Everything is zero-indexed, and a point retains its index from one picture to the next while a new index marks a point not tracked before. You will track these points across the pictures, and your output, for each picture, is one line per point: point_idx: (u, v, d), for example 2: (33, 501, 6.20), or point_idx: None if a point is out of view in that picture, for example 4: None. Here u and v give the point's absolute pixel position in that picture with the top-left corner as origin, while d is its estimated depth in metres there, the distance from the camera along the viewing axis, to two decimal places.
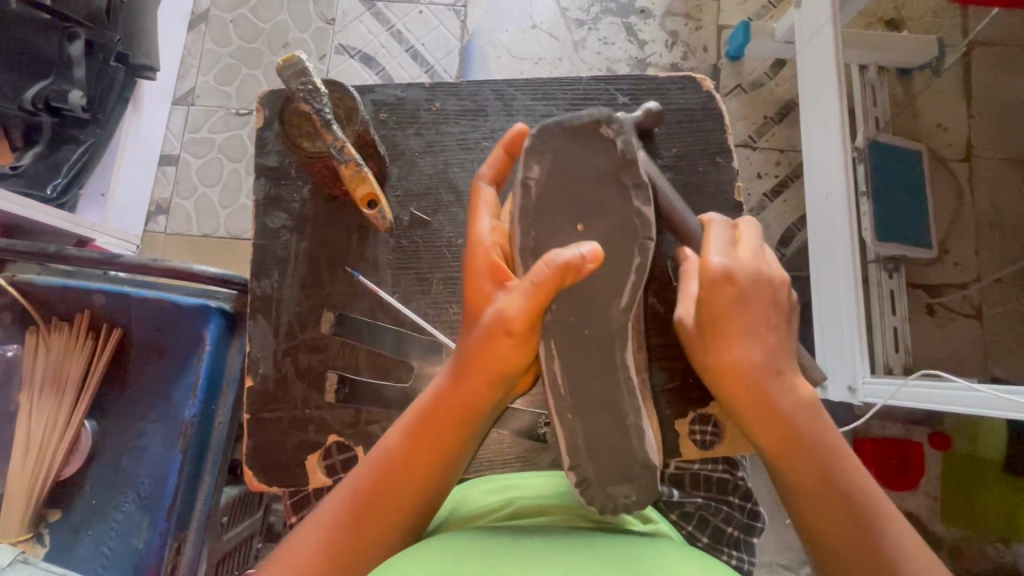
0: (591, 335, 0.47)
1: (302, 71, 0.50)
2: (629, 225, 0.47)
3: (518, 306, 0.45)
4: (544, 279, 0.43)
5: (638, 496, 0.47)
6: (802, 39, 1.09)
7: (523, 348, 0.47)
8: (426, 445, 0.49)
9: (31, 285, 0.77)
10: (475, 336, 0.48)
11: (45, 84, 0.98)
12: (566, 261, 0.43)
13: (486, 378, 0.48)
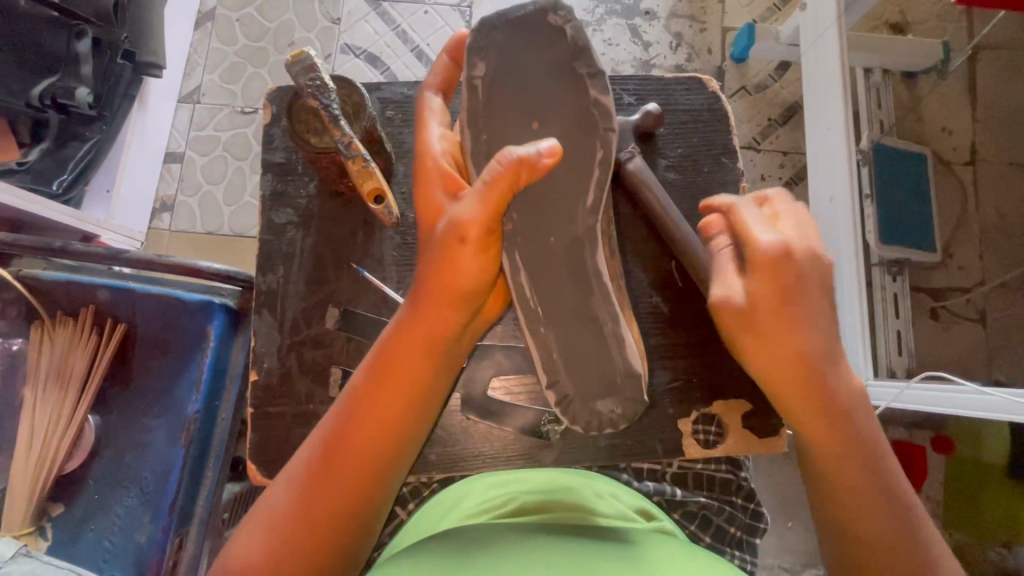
0: (557, 241, 0.52)
1: (310, 68, 0.51)
2: (589, 127, 0.52)
3: (473, 210, 0.47)
4: (499, 176, 0.45)
5: (622, 407, 0.53)
6: (806, 42, 1.09)
7: (482, 253, 0.48)
8: (393, 373, 0.49)
9: (37, 280, 0.77)
10: (430, 248, 0.49)
11: (52, 81, 0.99)
12: (520, 157, 0.45)
13: (444, 296, 0.48)
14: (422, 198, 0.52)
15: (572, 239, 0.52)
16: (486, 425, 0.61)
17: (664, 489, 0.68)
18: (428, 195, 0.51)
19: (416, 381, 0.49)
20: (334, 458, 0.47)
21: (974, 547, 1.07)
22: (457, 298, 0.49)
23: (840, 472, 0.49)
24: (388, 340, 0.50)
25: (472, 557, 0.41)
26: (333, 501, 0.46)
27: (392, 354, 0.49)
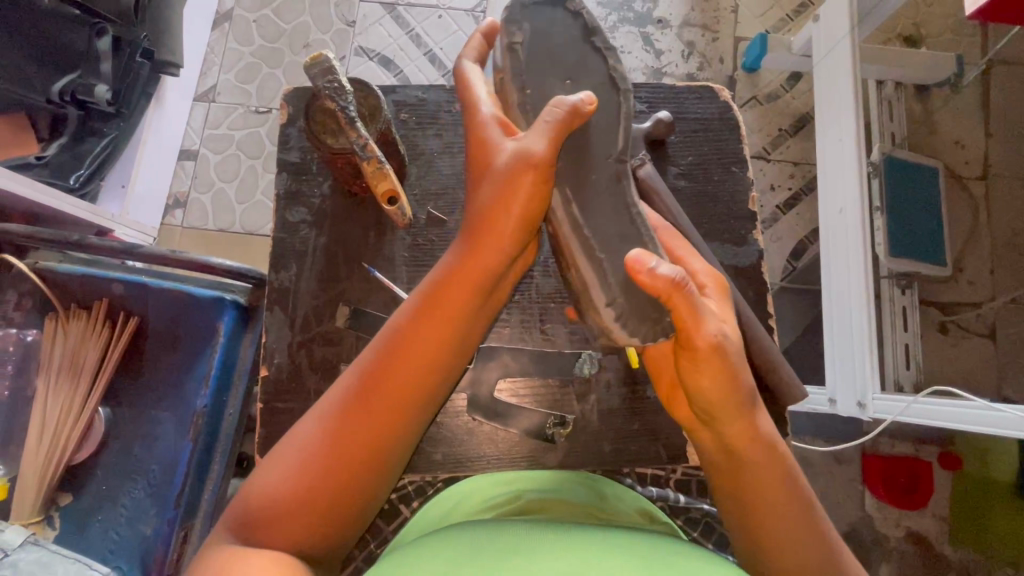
0: (597, 178, 0.47)
1: (328, 70, 0.52)
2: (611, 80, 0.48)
3: (534, 148, 0.45)
4: (558, 118, 0.44)
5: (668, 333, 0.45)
6: (818, 54, 1.09)
7: (539, 190, 0.46)
8: (439, 315, 0.47)
9: (53, 272, 0.79)
10: (486, 189, 0.47)
11: (72, 78, 1.01)
12: (575, 103, 0.44)
13: (495, 238, 0.47)
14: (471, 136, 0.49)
15: (611, 178, 0.47)
16: (491, 426, 0.62)
17: (668, 495, 0.68)
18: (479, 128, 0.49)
19: (454, 328, 0.48)
20: (365, 406, 0.45)
21: (978, 564, 1.06)
22: (506, 242, 0.47)
23: (758, 485, 0.47)
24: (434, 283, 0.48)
25: (480, 552, 0.42)
26: (365, 442, 0.45)
27: (438, 296, 0.47)
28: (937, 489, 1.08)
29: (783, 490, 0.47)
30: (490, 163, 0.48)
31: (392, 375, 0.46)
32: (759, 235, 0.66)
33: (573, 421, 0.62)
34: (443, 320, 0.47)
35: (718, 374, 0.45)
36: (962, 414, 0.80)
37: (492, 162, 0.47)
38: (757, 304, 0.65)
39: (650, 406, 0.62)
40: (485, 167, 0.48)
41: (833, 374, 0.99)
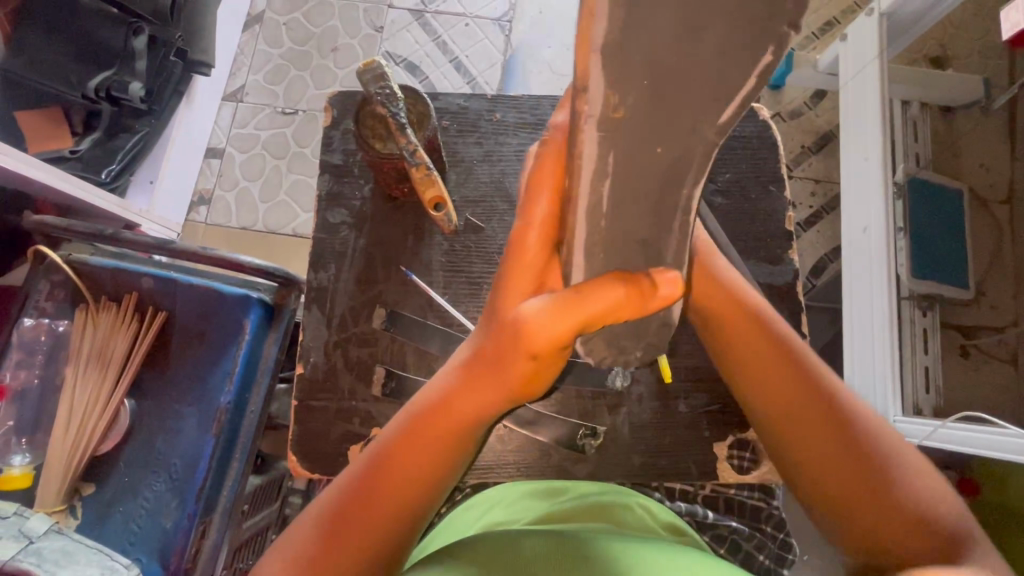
0: (663, 153, 0.31)
1: (381, 76, 0.53)
2: None
3: (547, 324, 0.38)
4: (604, 307, 0.37)
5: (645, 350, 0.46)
6: (845, 74, 1.09)
7: (541, 369, 0.41)
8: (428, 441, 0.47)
9: (85, 264, 0.80)
10: (497, 338, 0.42)
11: (107, 75, 1.03)
12: (645, 293, 0.37)
13: (498, 395, 0.44)
14: (512, 246, 0.41)
15: (682, 156, 0.31)
16: (520, 434, 0.62)
17: (696, 510, 0.68)
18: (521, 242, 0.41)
19: (460, 442, 0.47)
20: (374, 497, 0.47)
21: None
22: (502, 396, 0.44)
23: (806, 435, 0.49)
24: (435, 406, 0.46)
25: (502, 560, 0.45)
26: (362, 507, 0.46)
27: (432, 423, 0.47)
28: None
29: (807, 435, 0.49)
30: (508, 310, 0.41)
31: (385, 478, 0.47)
32: (795, 253, 0.66)
33: (604, 432, 0.62)
34: (431, 447, 0.47)
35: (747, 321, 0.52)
36: (973, 438, 0.80)
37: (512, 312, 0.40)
38: (791, 321, 0.65)
39: (681, 419, 0.62)
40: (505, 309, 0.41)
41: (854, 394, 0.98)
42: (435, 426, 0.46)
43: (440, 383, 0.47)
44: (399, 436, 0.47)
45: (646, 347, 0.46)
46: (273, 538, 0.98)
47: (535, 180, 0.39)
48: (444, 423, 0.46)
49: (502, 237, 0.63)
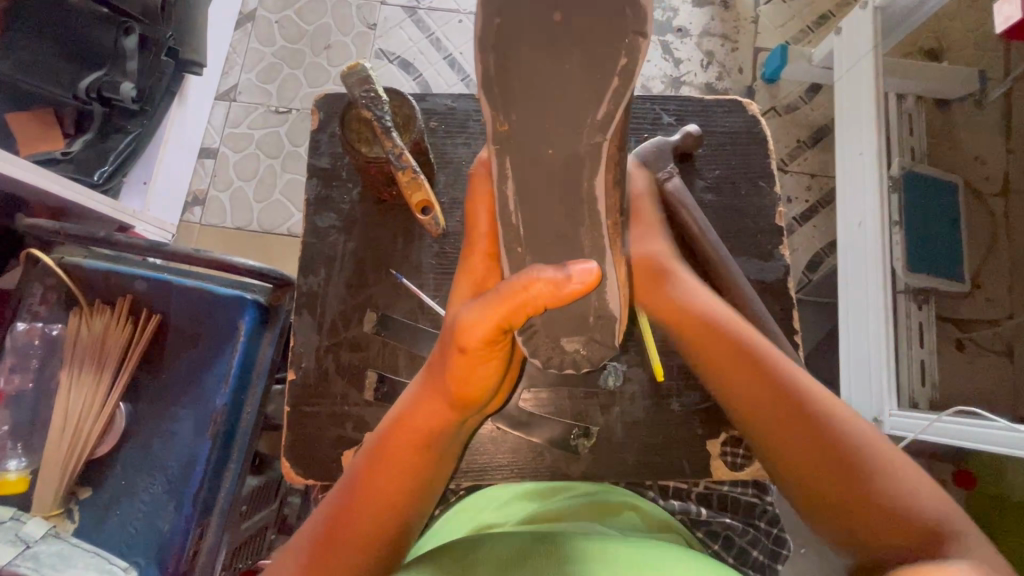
0: (554, 155, 0.39)
1: (364, 80, 0.53)
2: (619, 16, 0.36)
3: (477, 321, 0.42)
4: (513, 298, 0.39)
5: (589, 350, 0.42)
6: (839, 69, 1.09)
7: (475, 361, 0.45)
8: (396, 455, 0.50)
9: (79, 267, 0.80)
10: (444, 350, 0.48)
11: (98, 75, 1.03)
12: (545, 283, 0.38)
13: (449, 398, 0.49)
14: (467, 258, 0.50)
15: (570, 157, 0.39)
16: (513, 436, 0.62)
17: (689, 508, 0.68)
18: (473, 250, 0.49)
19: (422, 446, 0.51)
20: (365, 503, 0.49)
21: None
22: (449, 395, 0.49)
23: (775, 409, 0.51)
24: (401, 419, 0.51)
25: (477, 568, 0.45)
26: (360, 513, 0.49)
27: (397, 439, 0.51)
28: None
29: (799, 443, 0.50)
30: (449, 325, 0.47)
31: (372, 485, 0.50)
32: (786, 251, 0.66)
33: (596, 432, 0.62)
34: (404, 456, 0.50)
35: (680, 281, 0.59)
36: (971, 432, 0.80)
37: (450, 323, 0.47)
38: (783, 319, 0.65)
39: (674, 419, 0.62)
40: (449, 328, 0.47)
41: (848, 386, 0.99)
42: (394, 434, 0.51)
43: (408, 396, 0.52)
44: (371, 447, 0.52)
45: (589, 345, 0.43)
46: (272, 537, 0.98)
47: (473, 204, 0.48)
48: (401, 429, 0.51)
49: None
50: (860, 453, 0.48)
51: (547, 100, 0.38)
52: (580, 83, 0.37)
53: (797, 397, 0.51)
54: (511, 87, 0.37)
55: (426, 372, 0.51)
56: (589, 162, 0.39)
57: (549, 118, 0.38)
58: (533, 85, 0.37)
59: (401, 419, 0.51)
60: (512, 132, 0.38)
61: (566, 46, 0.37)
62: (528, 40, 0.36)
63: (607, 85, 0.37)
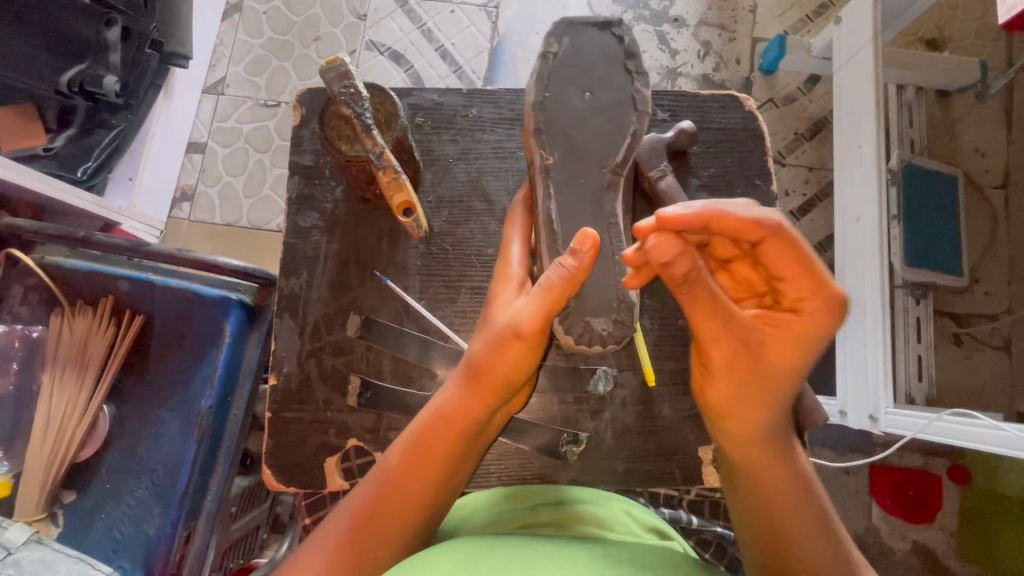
0: (585, 185, 0.52)
1: (345, 74, 0.51)
2: (629, 101, 0.53)
3: (530, 313, 0.47)
4: (554, 283, 0.46)
5: (613, 329, 0.51)
6: (839, 60, 1.06)
7: (526, 348, 0.48)
8: (432, 446, 0.50)
9: (60, 267, 0.78)
10: (487, 340, 0.49)
11: (81, 69, 0.99)
12: (565, 262, 0.45)
13: (491, 389, 0.49)
14: (496, 282, 0.54)
15: (598, 187, 0.52)
16: (501, 441, 0.61)
17: (681, 516, 0.67)
18: (503, 278, 0.54)
19: (467, 436, 0.51)
20: (396, 503, 0.48)
21: None
22: (497, 387, 0.49)
23: (763, 463, 0.49)
24: (440, 413, 0.50)
25: (485, 564, 0.40)
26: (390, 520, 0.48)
27: (436, 428, 0.50)
28: (945, 502, 1.08)
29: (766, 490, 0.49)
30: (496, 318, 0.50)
31: (404, 485, 0.49)
32: None
33: (586, 438, 0.61)
34: (438, 449, 0.50)
35: (744, 386, 0.47)
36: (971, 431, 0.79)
37: (497, 319, 0.49)
38: None
39: (665, 423, 0.61)
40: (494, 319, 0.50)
41: (844, 383, 0.98)
42: (436, 433, 0.50)
43: (445, 392, 0.51)
44: (407, 443, 0.50)
45: (611, 325, 0.51)
46: (264, 537, 0.97)
47: (505, 237, 0.56)
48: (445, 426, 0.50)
49: (481, 239, 0.63)
50: (819, 510, 0.48)
51: (577, 150, 0.52)
52: (600, 142, 0.52)
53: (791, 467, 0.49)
54: (554, 139, 0.52)
55: (463, 365, 0.51)
56: (610, 188, 0.52)
57: (579, 159, 0.52)
58: (570, 141, 0.52)
59: (441, 413, 0.50)
60: (554, 167, 0.52)
61: (591, 116, 0.52)
62: (565, 107, 0.52)
63: (621, 139, 0.52)
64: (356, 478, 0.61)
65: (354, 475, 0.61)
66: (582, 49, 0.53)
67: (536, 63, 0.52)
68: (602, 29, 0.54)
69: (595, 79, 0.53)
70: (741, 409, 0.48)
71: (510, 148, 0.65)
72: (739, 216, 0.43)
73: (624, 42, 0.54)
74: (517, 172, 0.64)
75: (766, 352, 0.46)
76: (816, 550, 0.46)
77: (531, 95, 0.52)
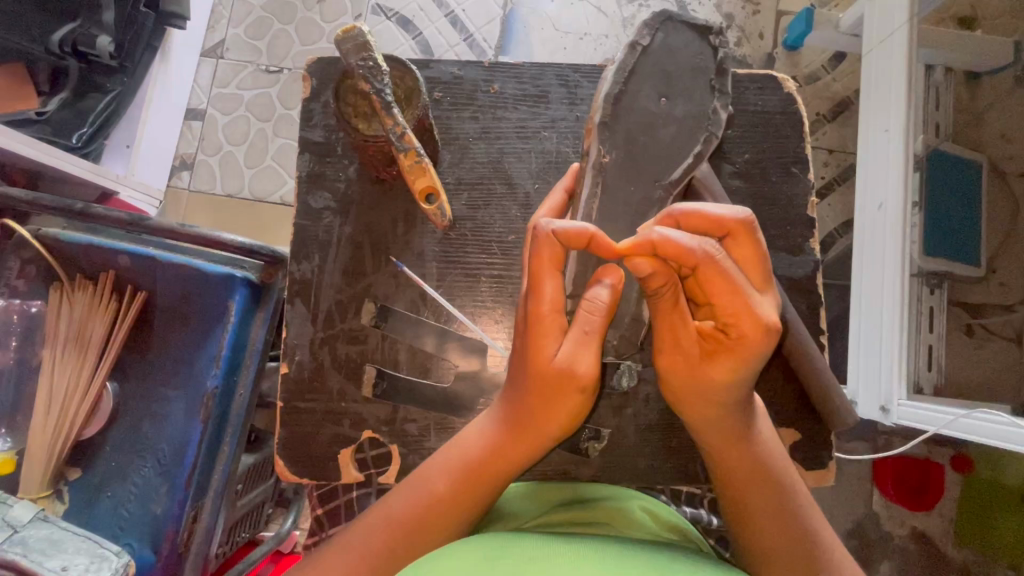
0: (630, 186, 0.51)
1: (363, 46, 0.48)
2: (703, 114, 0.52)
3: (587, 361, 0.44)
4: (598, 325, 0.43)
5: (618, 340, 0.54)
6: (871, 39, 1.01)
7: (583, 403, 0.46)
8: (472, 480, 0.49)
9: (57, 240, 0.76)
10: (527, 388, 0.46)
11: (72, 28, 0.93)
12: (605, 302, 0.43)
13: (529, 436, 0.48)
14: (531, 326, 0.44)
15: (641, 188, 0.51)
16: None
17: (702, 517, 0.69)
18: (539, 322, 0.44)
19: (516, 473, 0.50)
20: (430, 526, 0.48)
21: (982, 566, 1.06)
22: (545, 440, 0.48)
23: (745, 450, 0.48)
24: (480, 451, 0.49)
25: (507, 563, 0.38)
26: (417, 538, 0.47)
27: (473, 467, 0.49)
28: (948, 491, 1.08)
29: (753, 475, 0.48)
30: (532, 366, 0.45)
31: (433, 513, 0.48)
32: (816, 244, 0.62)
33: (608, 435, 0.60)
34: (475, 482, 0.49)
35: (699, 396, 0.44)
36: (992, 429, 0.78)
37: (534, 369, 0.45)
38: (808, 317, 0.62)
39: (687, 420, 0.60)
40: (527, 364, 0.45)
41: (856, 375, 0.96)
42: (484, 475, 0.49)
43: (483, 428, 0.50)
44: (447, 475, 0.49)
45: (619, 337, 0.54)
46: (269, 512, 0.97)
47: (535, 270, 0.43)
48: (493, 469, 0.49)
49: (501, 225, 0.60)
50: (790, 499, 0.48)
51: (634, 146, 0.51)
52: (664, 150, 0.51)
53: (769, 453, 0.49)
54: (618, 137, 0.51)
55: (500, 405, 0.49)
56: (655, 200, 0.51)
57: (636, 161, 0.51)
58: (626, 144, 0.51)
59: (481, 450, 0.49)
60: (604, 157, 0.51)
61: (658, 117, 0.51)
62: (638, 108, 0.51)
63: (683, 156, 0.51)
64: (371, 469, 0.61)
65: (369, 466, 0.60)
66: (673, 51, 0.52)
67: (623, 53, 0.51)
68: (700, 35, 0.52)
69: (675, 85, 0.52)
70: (699, 408, 0.45)
71: (534, 127, 0.61)
72: (676, 242, 0.38)
73: (719, 55, 0.52)
74: (540, 154, 0.61)
75: (712, 373, 0.42)
76: (797, 541, 0.47)
77: (607, 85, 0.51)
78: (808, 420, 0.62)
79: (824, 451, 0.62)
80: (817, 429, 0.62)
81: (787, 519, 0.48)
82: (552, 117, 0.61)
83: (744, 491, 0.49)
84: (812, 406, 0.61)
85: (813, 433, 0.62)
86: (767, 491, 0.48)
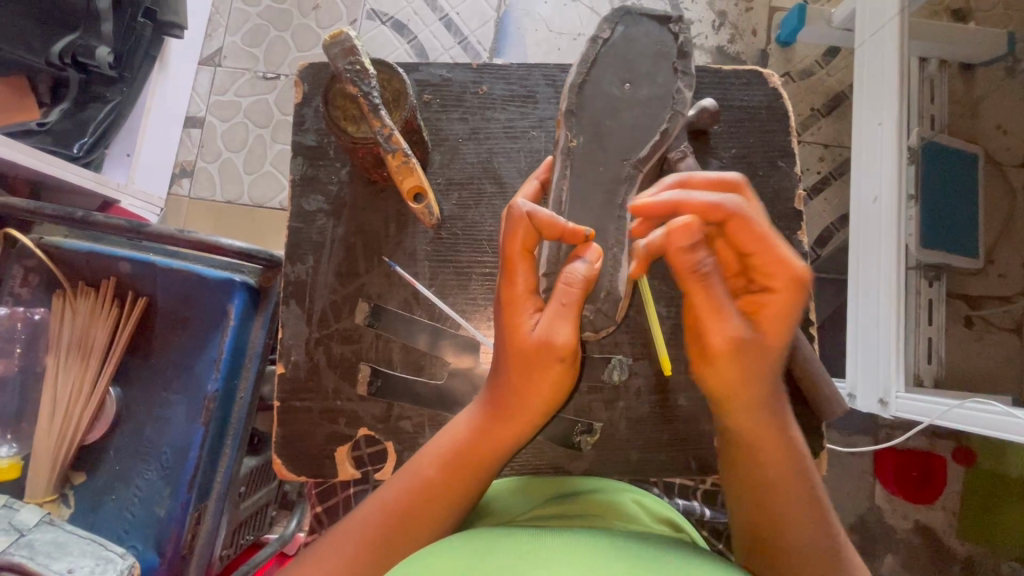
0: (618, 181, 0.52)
1: (350, 50, 0.49)
2: (667, 95, 0.52)
3: (564, 332, 0.44)
4: (575, 297, 0.45)
5: (595, 315, 0.52)
6: (860, 35, 1.02)
7: (564, 374, 0.46)
8: (459, 461, 0.50)
9: (59, 248, 0.78)
10: (507, 366, 0.47)
11: (72, 39, 0.94)
12: (584, 275, 0.44)
13: (513, 413, 0.49)
14: (504, 309, 0.46)
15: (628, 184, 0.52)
16: None
17: (694, 509, 0.69)
18: (512, 305, 0.46)
19: (506, 454, 0.51)
20: (421, 511, 0.48)
21: (986, 558, 1.06)
22: (531, 417, 0.49)
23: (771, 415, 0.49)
24: (470, 433, 0.50)
25: (501, 559, 0.39)
26: (412, 521, 0.48)
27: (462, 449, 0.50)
28: (949, 483, 1.08)
29: (774, 442, 0.49)
30: (512, 342, 0.46)
31: (420, 496, 0.49)
32: (804, 237, 0.62)
33: (600, 428, 0.61)
34: (464, 463, 0.50)
35: (739, 358, 0.45)
36: (988, 419, 0.78)
37: (515, 345, 0.46)
38: None
39: (679, 415, 0.61)
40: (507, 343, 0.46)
41: (854, 367, 0.96)
42: (472, 458, 0.50)
43: (470, 412, 0.51)
44: (439, 459, 0.50)
45: (596, 313, 0.53)
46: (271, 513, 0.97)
47: (507, 252, 0.45)
48: (479, 449, 0.50)
49: (492, 223, 0.61)
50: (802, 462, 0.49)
51: (620, 144, 0.52)
52: (632, 132, 0.52)
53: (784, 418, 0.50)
54: (604, 135, 0.52)
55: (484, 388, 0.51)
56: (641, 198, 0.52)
57: (603, 145, 0.52)
58: (612, 143, 0.52)
59: (468, 433, 0.50)
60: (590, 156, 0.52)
61: (643, 114, 0.52)
62: (602, 93, 0.52)
63: (648, 138, 0.52)
64: (367, 467, 0.61)
65: (364, 464, 0.61)
66: (634, 40, 0.53)
67: (584, 46, 0.52)
68: (660, 24, 0.53)
69: (637, 71, 0.53)
70: (733, 372, 0.46)
71: (522, 127, 0.62)
72: (704, 198, 0.43)
73: (679, 40, 0.53)
74: (529, 154, 0.62)
75: (764, 329, 0.45)
76: (808, 508, 0.48)
77: (571, 76, 0.52)
78: (800, 412, 0.62)
79: (816, 442, 0.62)
80: (808, 421, 0.62)
81: (799, 484, 0.49)
82: (540, 116, 0.62)
83: (765, 461, 0.49)
84: (804, 398, 0.62)
85: (804, 423, 0.62)
86: (785, 456, 0.49)
